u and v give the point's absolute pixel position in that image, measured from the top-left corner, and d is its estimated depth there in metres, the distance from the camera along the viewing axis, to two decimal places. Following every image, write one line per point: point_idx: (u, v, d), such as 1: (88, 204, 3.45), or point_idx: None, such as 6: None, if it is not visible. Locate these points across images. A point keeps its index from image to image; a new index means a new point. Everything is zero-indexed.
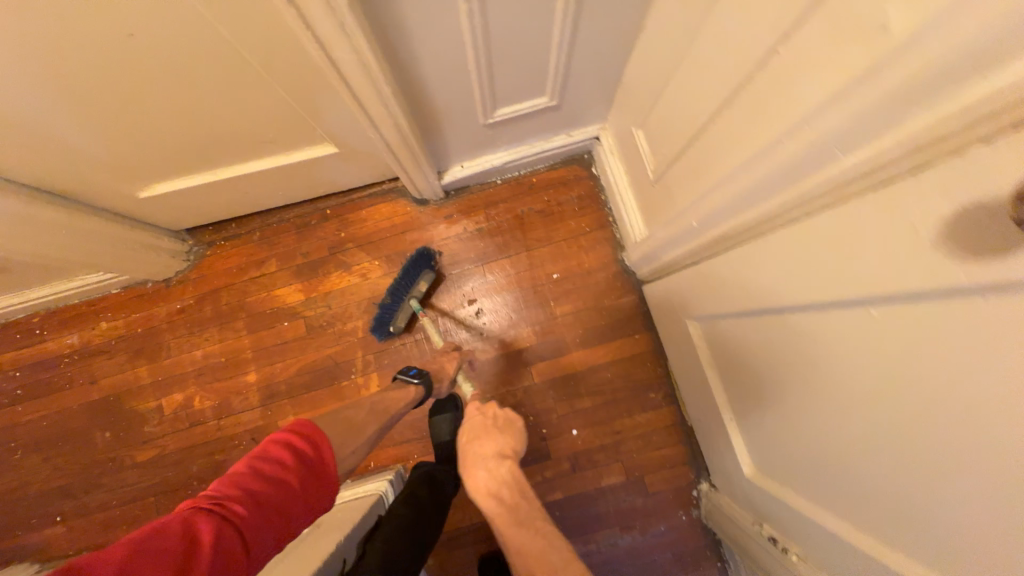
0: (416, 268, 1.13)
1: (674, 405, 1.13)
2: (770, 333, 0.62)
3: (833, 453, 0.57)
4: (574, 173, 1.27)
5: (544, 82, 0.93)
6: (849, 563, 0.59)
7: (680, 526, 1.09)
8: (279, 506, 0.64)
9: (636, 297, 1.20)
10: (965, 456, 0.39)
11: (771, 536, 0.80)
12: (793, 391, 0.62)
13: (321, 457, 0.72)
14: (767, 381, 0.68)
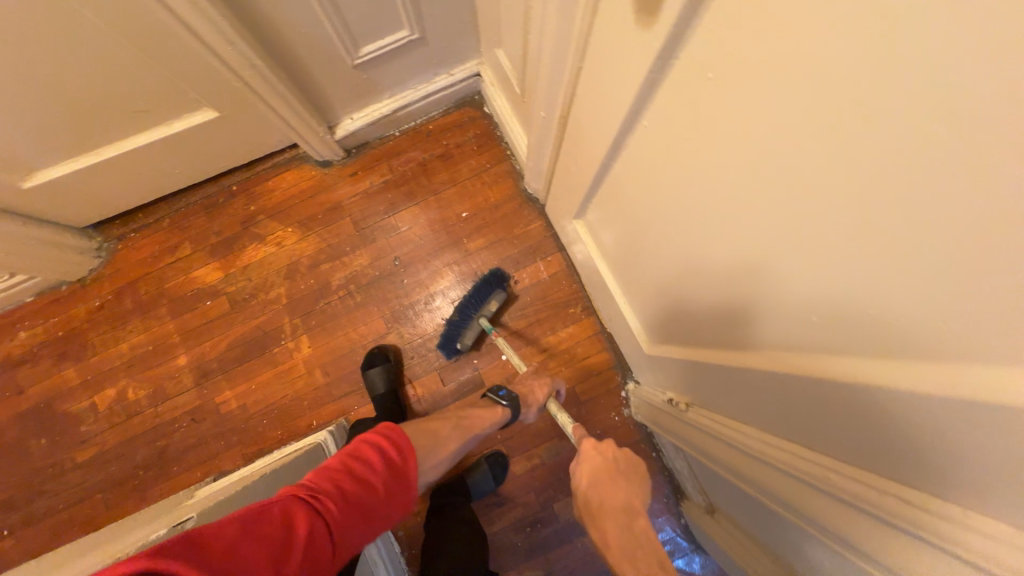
0: (488, 287, 1.06)
1: (594, 314, 1.12)
2: (638, 193, 0.58)
3: (771, 328, 0.44)
4: (468, 115, 1.18)
5: (394, 7, 0.82)
6: (749, 404, 0.56)
7: (624, 436, 1.09)
8: (367, 508, 0.55)
9: (545, 223, 1.15)
10: (789, 226, 0.35)
11: (676, 402, 0.84)
12: (670, 250, 0.58)
13: (407, 462, 0.61)
14: (653, 253, 0.64)
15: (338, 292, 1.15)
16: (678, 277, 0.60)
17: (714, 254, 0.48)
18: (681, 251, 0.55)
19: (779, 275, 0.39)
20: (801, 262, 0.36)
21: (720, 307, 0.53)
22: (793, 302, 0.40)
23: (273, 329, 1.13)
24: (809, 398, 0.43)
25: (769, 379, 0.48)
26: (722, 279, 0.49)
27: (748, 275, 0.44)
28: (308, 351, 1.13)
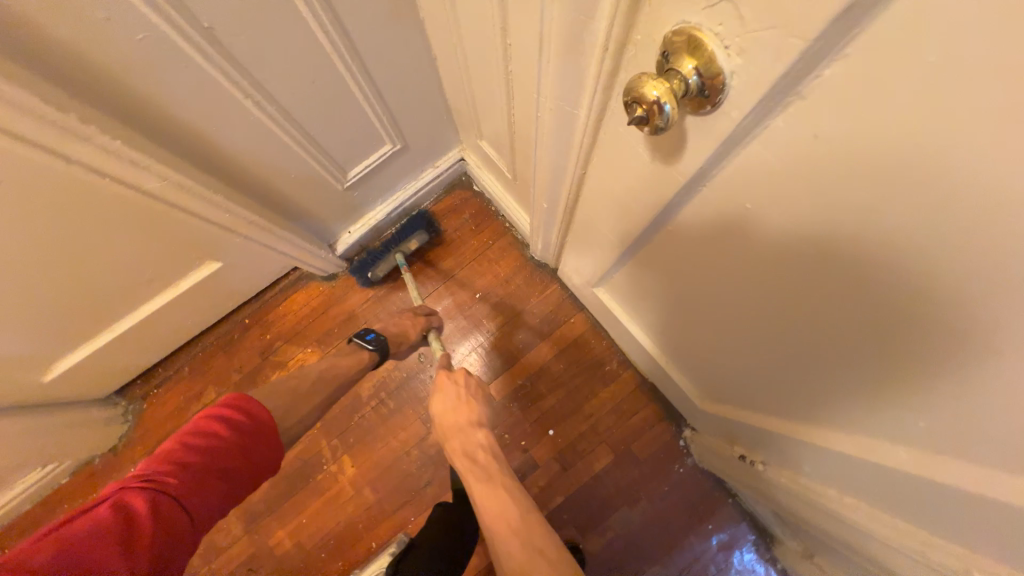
0: (408, 224, 1.11)
1: (631, 367, 1.09)
2: (685, 284, 0.56)
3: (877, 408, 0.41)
4: (459, 197, 1.19)
5: (376, 130, 0.84)
6: (848, 475, 0.52)
7: (695, 488, 1.03)
8: (221, 474, 0.56)
9: (559, 285, 1.14)
10: (913, 356, 0.33)
11: (742, 455, 0.80)
12: (731, 335, 0.56)
13: (263, 421, 0.64)
14: (705, 331, 0.62)
15: (370, 403, 1.12)
16: (740, 353, 0.57)
17: (802, 352, 0.45)
18: (748, 338, 0.52)
19: (904, 387, 0.36)
20: (940, 385, 0.32)
21: (805, 389, 0.50)
22: (928, 415, 0.36)
23: (313, 456, 1.10)
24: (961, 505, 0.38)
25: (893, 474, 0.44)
26: (814, 373, 0.46)
27: (852, 377, 0.41)
28: (352, 471, 1.09)
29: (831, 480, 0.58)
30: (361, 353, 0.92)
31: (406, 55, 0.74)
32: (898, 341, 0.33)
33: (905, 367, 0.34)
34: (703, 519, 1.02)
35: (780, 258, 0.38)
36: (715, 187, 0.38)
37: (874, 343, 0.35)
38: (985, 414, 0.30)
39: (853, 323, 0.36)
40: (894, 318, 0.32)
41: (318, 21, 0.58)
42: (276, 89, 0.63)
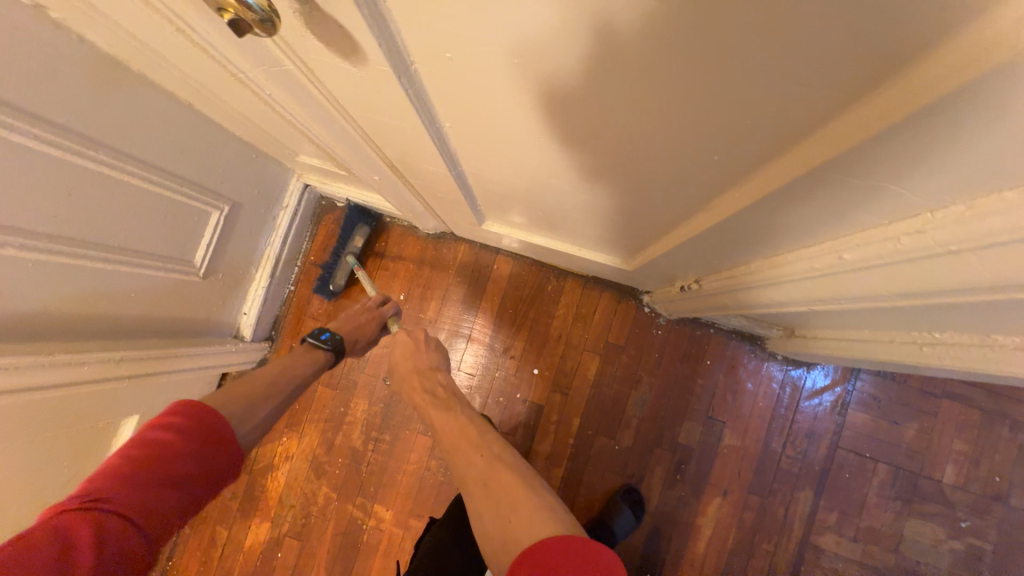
0: (350, 225, 1.09)
1: (568, 274, 1.09)
2: (508, 166, 0.55)
3: (717, 176, 0.41)
4: (332, 221, 1.14)
5: (191, 204, 0.78)
6: (739, 245, 0.54)
7: (678, 338, 1.06)
8: (171, 482, 0.54)
9: (466, 242, 1.12)
10: (704, 99, 0.30)
11: (683, 286, 0.84)
12: (572, 185, 0.55)
13: (212, 424, 0.60)
14: (563, 199, 0.61)
15: (367, 448, 1.10)
16: (601, 199, 0.57)
17: (615, 160, 0.44)
18: (583, 179, 0.52)
19: (684, 136, 0.36)
20: (705, 112, 0.32)
21: (656, 193, 0.50)
22: (716, 149, 0.36)
23: (349, 523, 1.08)
24: (790, 209, 0.40)
25: (740, 217, 0.45)
26: (637, 173, 0.46)
27: (655, 155, 0.40)
28: (390, 514, 1.08)
29: (735, 257, 0.60)
30: (315, 354, 0.86)
31: (155, 117, 0.67)
32: (642, 94, 0.32)
33: (667, 116, 0.34)
34: (700, 360, 1.06)
35: (531, 83, 0.35)
36: (442, 51, 0.35)
37: (633, 110, 0.35)
38: (728, 104, 0.30)
39: (611, 104, 0.35)
40: (616, 71, 0.31)
41: (15, 130, 0.50)
42: (31, 220, 0.57)
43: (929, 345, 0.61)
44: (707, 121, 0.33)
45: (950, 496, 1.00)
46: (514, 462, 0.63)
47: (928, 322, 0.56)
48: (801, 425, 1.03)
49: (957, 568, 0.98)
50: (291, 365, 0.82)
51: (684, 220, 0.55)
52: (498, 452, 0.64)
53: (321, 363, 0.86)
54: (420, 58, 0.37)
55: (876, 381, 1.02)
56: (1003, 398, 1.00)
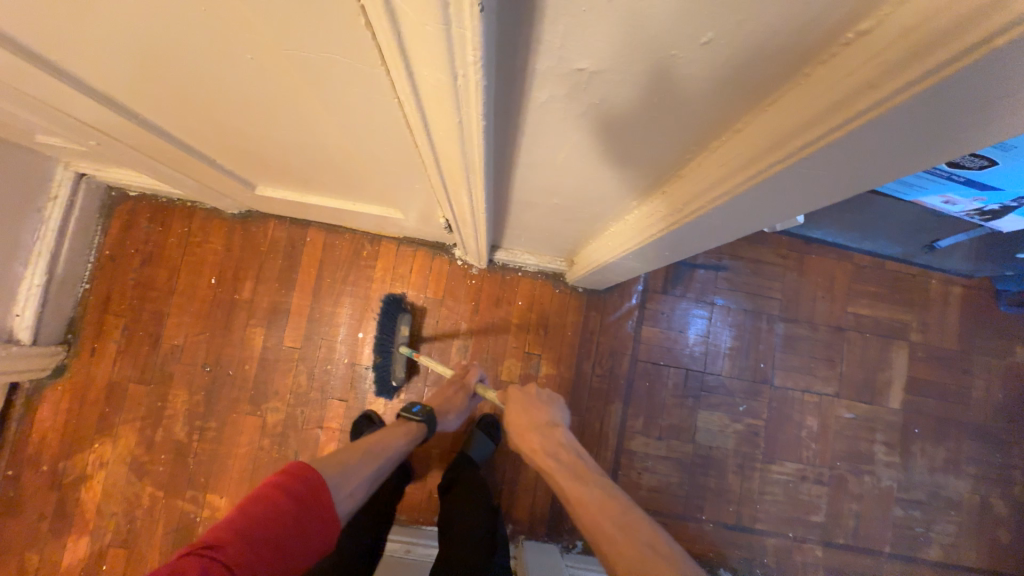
0: (390, 315, 1.05)
1: (382, 238, 1.14)
2: (172, 102, 0.58)
3: (293, 87, 0.46)
4: (124, 212, 1.09)
5: None
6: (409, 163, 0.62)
7: (492, 285, 1.15)
8: (275, 545, 0.53)
9: (275, 219, 1.12)
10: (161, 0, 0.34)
11: (450, 227, 0.91)
12: (239, 116, 0.58)
13: (323, 495, 0.61)
14: (258, 137, 0.65)
15: (193, 439, 1.07)
16: (283, 134, 0.62)
17: (215, 81, 0.49)
18: (230, 106, 0.55)
19: (201, 47, 0.40)
20: (187, 14, 0.36)
21: (298, 119, 0.55)
22: (236, 52, 0.41)
23: (182, 519, 1.04)
24: (362, 107, 0.46)
25: (344, 120, 0.51)
26: (247, 94, 0.50)
27: (222, 68, 0.45)
28: (225, 502, 1.05)
29: (429, 182, 0.68)
30: (409, 428, 0.85)
31: None
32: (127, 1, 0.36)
33: (161, 24, 0.38)
34: (513, 302, 1.15)
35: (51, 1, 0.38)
36: None
37: (142, 21, 0.38)
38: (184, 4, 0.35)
39: (131, 20, 0.38)
40: None
41: None
42: None
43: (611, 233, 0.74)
44: (185, 23, 0.37)
45: (729, 386, 1.17)
46: (663, 547, 0.57)
47: (600, 207, 0.64)
48: (605, 346, 1.16)
49: (741, 446, 1.15)
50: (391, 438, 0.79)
51: (353, 146, 0.61)
52: (656, 544, 0.58)
53: (415, 436, 0.84)
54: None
55: (660, 298, 1.18)
56: (761, 298, 1.19)
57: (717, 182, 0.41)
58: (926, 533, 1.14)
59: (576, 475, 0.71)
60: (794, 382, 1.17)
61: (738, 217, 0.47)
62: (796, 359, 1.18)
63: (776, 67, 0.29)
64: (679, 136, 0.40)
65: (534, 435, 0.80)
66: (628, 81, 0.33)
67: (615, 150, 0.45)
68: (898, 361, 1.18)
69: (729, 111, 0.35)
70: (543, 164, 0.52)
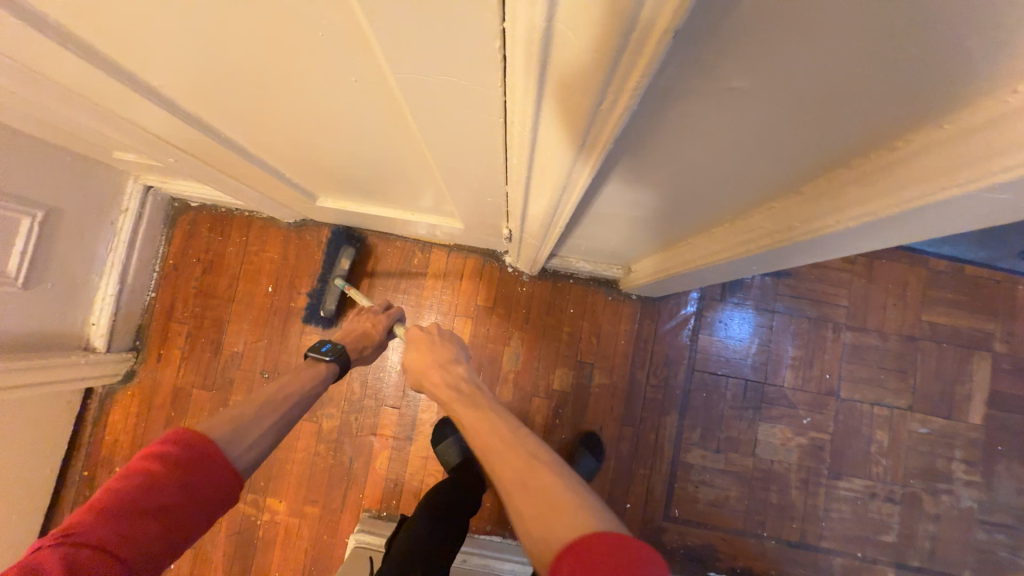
0: (336, 248, 1.09)
1: (432, 245, 1.14)
2: (256, 119, 0.58)
3: (391, 106, 0.45)
4: (187, 222, 1.13)
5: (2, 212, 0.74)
6: (486, 179, 0.60)
7: (542, 292, 1.13)
8: (153, 519, 0.50)
9: (328, 227, 1.14)
10: (287, 24, 0.34)
11: (508, 236, 0.89)
12: (321, 132, 0.58)
13: (205, 455, 0.55)
14: (332, 151, 0.65)
15: None
16: (362, 149, 0.61)
17: (309, 100, 0.48)
18: (315, 124, 0.55)
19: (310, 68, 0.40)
20: (309, 37, 0.35)
21: (384, 135, 0.54)
22: (343, 73, 0.40)
23: (243, 521, 1.08)
24: (462, 128, 0.45)
25: (434, 138, 0.50)
26: (337, 112, 0.50)
27: (321, 88, 0.44)
28: (284, 505, 1.09)
29: (501, 196, 0.67)
30: (319, 368, 0.82)
31: None
32: (250, 25, 0.35)
33: (276, 45, 0.37)
34: (563, 309, 1.13)
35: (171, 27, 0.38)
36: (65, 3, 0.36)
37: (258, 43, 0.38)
38: (309, 29, 0.34)
39: (246, 42, 0.38)
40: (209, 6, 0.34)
41: None
42: None
43: (687, 243, 0.71)
44: (299, 46, 0.37)
45: (791, 398, 1.12)
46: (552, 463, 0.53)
47: (682, 219, 0.61)
48: (659, 354, 1.13)
49: (804, 460, 1.10)
50: (302, 383, 0.76)
51: (431, 162, 0.60)
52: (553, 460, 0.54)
53: (324, 375, 0.81)
54: (52, 13, 0.39)
55: (717, 305, 1.13)
56: (825, 305, 1.13)
57: (848, 202, 0.38)
58: (1014, 559, 1.06)
59: (472, 403, 0.66)
60: (862, 394, 1.11)
61: (857, 238, 0.43)
62: (864, 369, 1.12)
63: (973, 89, 0.26)
64: (809, 154, 0.37)
65: (435, 370, 0.76)
66: (781, 103, 0.30)
67: (725, 167, 0.42)
68: (979, 374, 1.10)
69: (888, 129, 0.32)
70: (636, 180, 0.49)
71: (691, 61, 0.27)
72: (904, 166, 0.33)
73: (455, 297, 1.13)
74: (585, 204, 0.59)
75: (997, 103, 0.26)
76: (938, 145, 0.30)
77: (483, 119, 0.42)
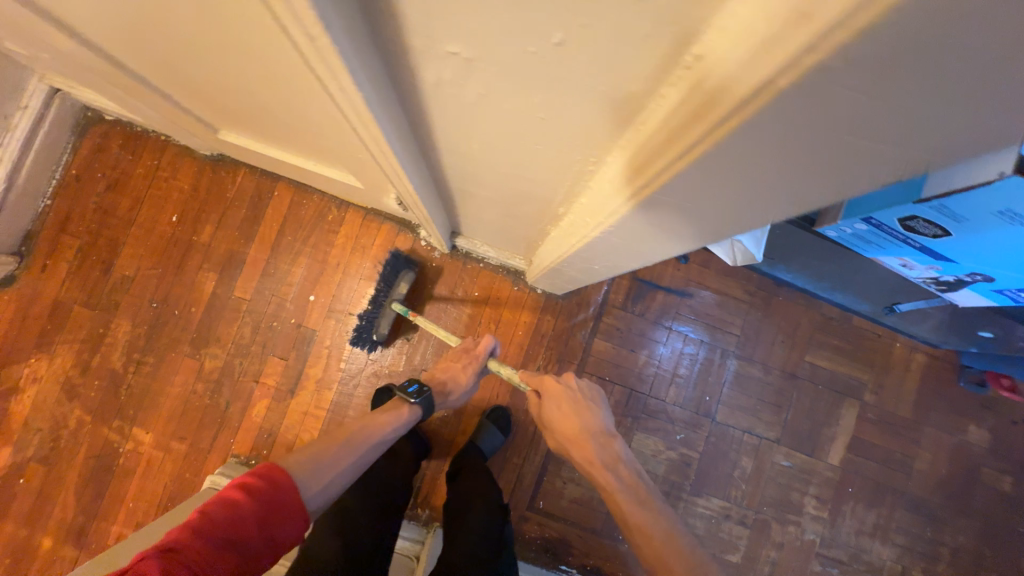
0: (392, 273, 1.09)
1: (350, 205, 1.13)
2: (106, 29, 0.56)
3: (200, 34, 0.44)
4: (97, 135, 1.09)
5: None
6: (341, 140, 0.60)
7: (452, 270, 1.14)
8: (234, 552, 0.53)
9: (247, 168, 1.12)
10: None
11: (406, 206, 0.89)
12: (170, 55, 0.56)
13: (293, 494, 0.61)
14: (198, 80, 0.63)
15: (128, 371, 1.07)
16: (222, 82, 0.60)
17: (133, 15, 0.47)
18: (158, 43, 0.53)
19: None
20: None
21: (222, 68, 0.53)
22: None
23: (105, 447, 1.06)
24: (273, 69, 0.44)
25: (262, 77, 0.49)
26: (159, 28, 0.48)
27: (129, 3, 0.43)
28: (150, 437, 1.07)
29: (365, 161, 0.66)
30: (404, 408, 0.85)
31: None
32: None
33: None
34: (469, 291, 1.14)
35: None
36: None
37: None
38: None
39: None
40: None
41: None
42: None
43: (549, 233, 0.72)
44: None
45: (671, 413, 1.16)
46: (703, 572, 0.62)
47: (540, 201, 0.57)
48: (555, 351, 1.15)
49: (671, 474, 1.14)
50: (384, 428, 0.79)
51: (283, 109, 0.59)
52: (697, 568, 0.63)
53: (410, 417, 0.85)
54: None
55: (618, 313, 1.16)
56: (720, 331, 1.17)
57: (629, 178, 0.36)
58: None
59: (637, 500, 0.71)
60: (736, 420, 1.16)
61: (652, 238, 0.44)
62: (743, 398, 1.16)
63: (664, 47, 0.24)
64: (590, 115, 0.33)
65: (590, 446, 0.78)
66: (505, 74, 0.31)
67: (525, 127, 0.38)
68: (846, 418, 1.16)
69: (637, 83, 0.27)
70: (460, 134, 0.44)
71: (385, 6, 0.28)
72: (672, 127, 0.28)
73: (363, 262, 1.13)
74: (435, 170, 0.60)
75: (676, 83, 0.26)
76: (689, 98, 0.26)
77: (279, 64, 0.41)
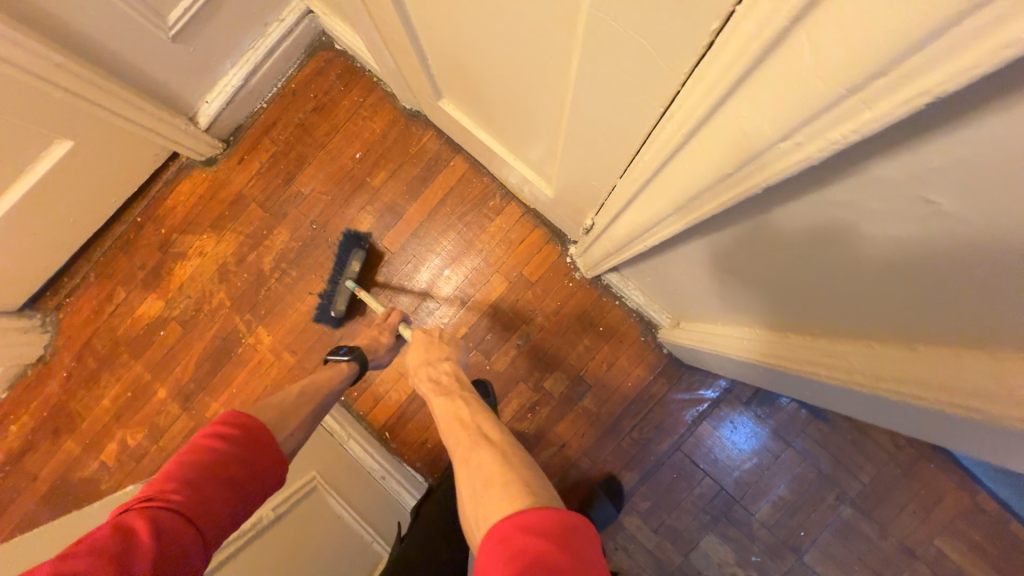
0: (344, 250, 1.08)
1: (513, 199, 1.13)
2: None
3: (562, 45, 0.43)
4: (322, 60, 1.17)
5: None
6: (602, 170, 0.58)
7: (585, 297, 1.10)
8: (225, 488, 0.52)
9: (434, 131, 1.15)
10: None
11: (588, 230, 0.86)
12: (481, 39, 0.56)
13: (261, 436, 0.59)
14: (479, 63, 0.64)
15: (273, 275, 1.16)
16: (510, 75, 0.59)
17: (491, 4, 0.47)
18: (481, 28, 0.54)
19: None
20: None
21: (534, 70, 0.52)
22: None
23: (231, 332, 1.16)
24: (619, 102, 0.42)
25: (581, 98, 0.47)
26: (508, 22, 0.47)
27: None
28: (268, 339, 1.15)
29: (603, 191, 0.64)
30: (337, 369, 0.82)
31: None
32: None
33: None
34: (594, 323, 1.10)
35: None
36: None
37: None
38: None
39: None
40: None
41: None
42: None
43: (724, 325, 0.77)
44: None
45: (754, 530, 1.05)
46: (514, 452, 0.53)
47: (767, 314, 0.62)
48: (656, 416, 1.08)
49: None
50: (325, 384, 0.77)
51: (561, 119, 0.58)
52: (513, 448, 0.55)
53: (347, 375, 0.81)
54: None
55: (738, 407, 1.07)
56: (845, 470, 1.04)
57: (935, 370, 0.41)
58: None
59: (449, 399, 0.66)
60: (824, 569, 1.03)
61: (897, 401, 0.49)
62: (841, 550, 1.03)
63: None
64: (939, 315, 0.37)
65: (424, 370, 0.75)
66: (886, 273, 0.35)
67: (847, 289, 0.42)
68: None
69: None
70: (787, 245, 0.43)
71: (894, 145, 0.26)
72: None
73: (504, 256, 1.12)
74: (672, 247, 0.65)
75: None
76: None
77: (647, 106, 0.39)
